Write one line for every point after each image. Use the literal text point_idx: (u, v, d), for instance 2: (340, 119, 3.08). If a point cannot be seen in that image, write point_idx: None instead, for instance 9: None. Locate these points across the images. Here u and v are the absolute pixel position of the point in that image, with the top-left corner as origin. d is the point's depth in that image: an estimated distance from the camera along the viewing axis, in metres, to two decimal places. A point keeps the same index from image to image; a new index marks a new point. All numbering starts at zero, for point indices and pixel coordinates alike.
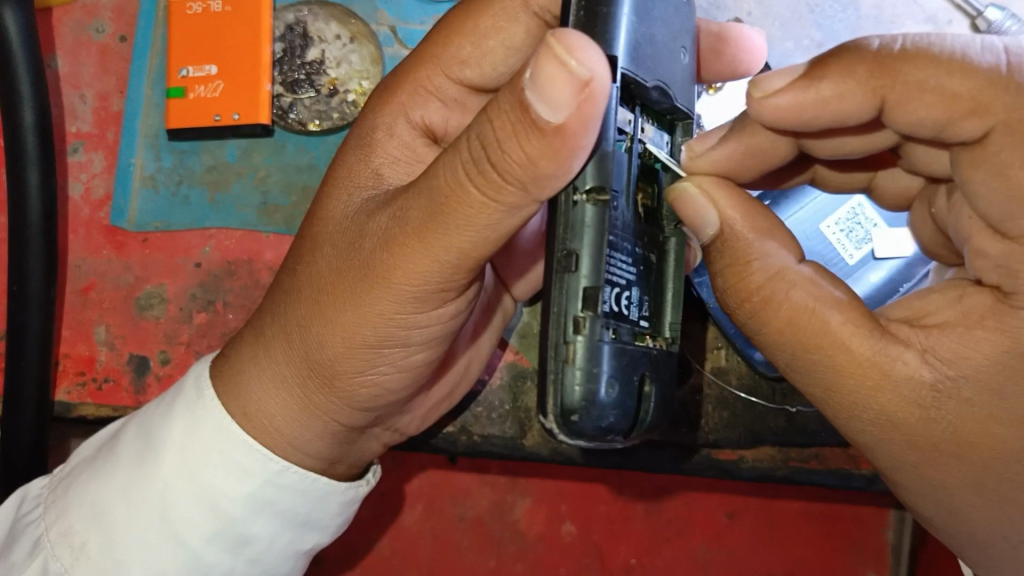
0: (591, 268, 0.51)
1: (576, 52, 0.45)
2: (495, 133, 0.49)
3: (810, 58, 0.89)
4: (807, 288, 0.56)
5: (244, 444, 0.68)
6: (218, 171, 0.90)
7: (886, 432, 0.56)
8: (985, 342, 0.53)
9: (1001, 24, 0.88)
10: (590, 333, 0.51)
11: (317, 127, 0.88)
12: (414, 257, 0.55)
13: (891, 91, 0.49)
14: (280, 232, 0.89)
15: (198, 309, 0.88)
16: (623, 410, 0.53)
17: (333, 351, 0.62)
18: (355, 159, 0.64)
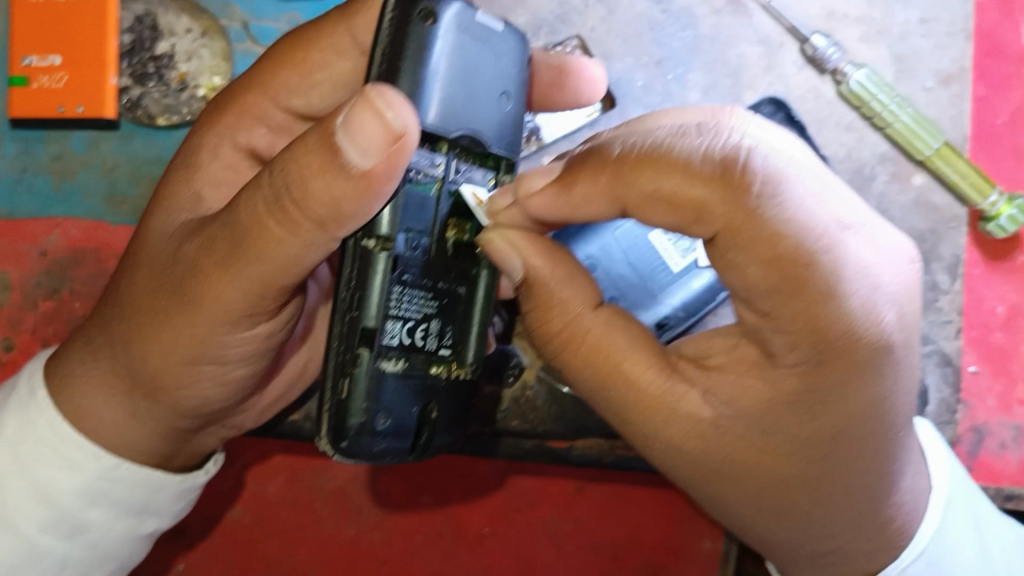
0: (372, 312, 0.58)
1: (394, 105, 0.50)
2: (301, 171, 0.52)
3: (648, 75, 0.94)
4: (602, 330, 0.62)
5: (75, 441, 0.69)
6: (63, 159, 0.90)
7: (676, 458, 0.64)
8: (750, 389, 0.59)
9: (826, 52, 0.95)
10: (365, 369, 0.59)
11: (166, 121, 0.90)
12: (221, 285, 0.59)
13: (627, 197, 0.57)
14: (127, 222, 0.89)
15: (43, 296, 0.88)
16: (399, 432, 0.62)
17: (155, 365, 0.65)
18: (178, 179, 0.66)
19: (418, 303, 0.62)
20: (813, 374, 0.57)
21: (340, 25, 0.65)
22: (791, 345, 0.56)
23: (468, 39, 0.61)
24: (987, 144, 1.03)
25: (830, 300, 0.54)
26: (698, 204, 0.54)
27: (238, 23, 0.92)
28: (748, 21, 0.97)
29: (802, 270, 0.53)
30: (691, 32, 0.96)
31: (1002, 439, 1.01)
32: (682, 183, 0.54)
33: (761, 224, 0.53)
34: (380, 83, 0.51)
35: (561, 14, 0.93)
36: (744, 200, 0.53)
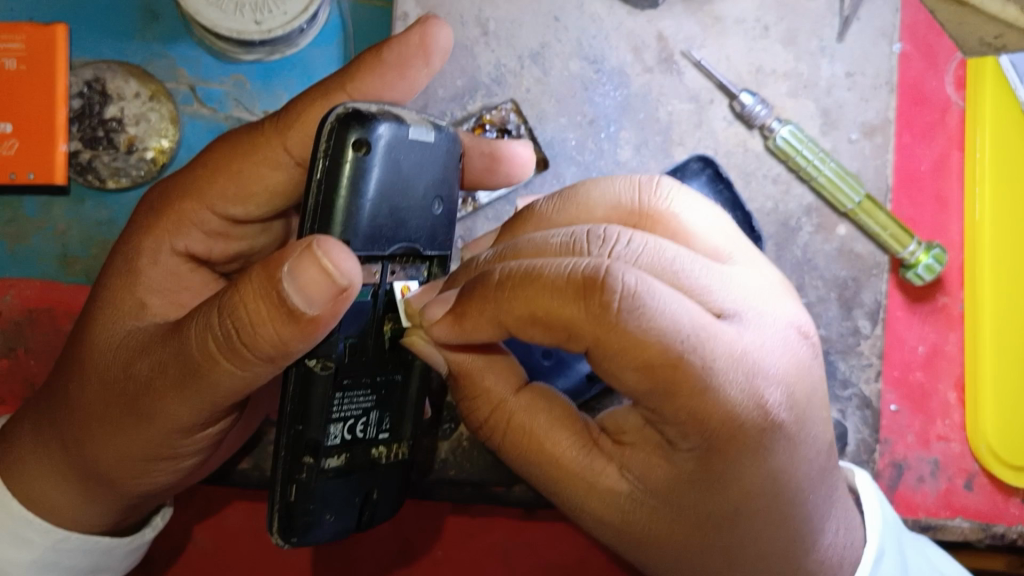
0: (314, 421, 0.63)
1: (336, 263, 0.55)
2: (248, 318, 0.57)
3: (581, 135, 0.98)
4: (523, 411, 0.64)
5: (28, 519, 0.75)
6: (17, 223, 0.94)
7: (601, 528, 0.65)
8: (659, 467, 0.61)
9: (752, 109, 0.99)
10: (310, 474, 0.63)
11: (115, 184, 0.93)
12: (177, 402, 0.64)
13: (506, 320, 0.58)
14: (79, 282, 0.93)
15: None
16: (344, 522, 0.66)
17: (110, 463, 0.70)
18: (118, 285, 0.72)
19: (358, 402, 0.65)
20: (706, 457, 0.59)
21: (275, 139, 0.72)
22: (682, 436, 0.58)
23: (401, 157, 0.63)
24: (912, 192, 1.06)
25: (705, 394, 0.56)
26: (569, 322, 0.56)
27: (185, 86, 0.95)
28: (678, 79, 1.01)
29: (675, 372, 0.55)
30: (623, 91, 1.00)
31: (921, 473, 1.03)
32: (551, 305, 0.56)
33: (629, 338, 0.54)
34: (321, 235, 0.55)
35: (497, 78, 0.98)
36: (607, 316, 0.55)
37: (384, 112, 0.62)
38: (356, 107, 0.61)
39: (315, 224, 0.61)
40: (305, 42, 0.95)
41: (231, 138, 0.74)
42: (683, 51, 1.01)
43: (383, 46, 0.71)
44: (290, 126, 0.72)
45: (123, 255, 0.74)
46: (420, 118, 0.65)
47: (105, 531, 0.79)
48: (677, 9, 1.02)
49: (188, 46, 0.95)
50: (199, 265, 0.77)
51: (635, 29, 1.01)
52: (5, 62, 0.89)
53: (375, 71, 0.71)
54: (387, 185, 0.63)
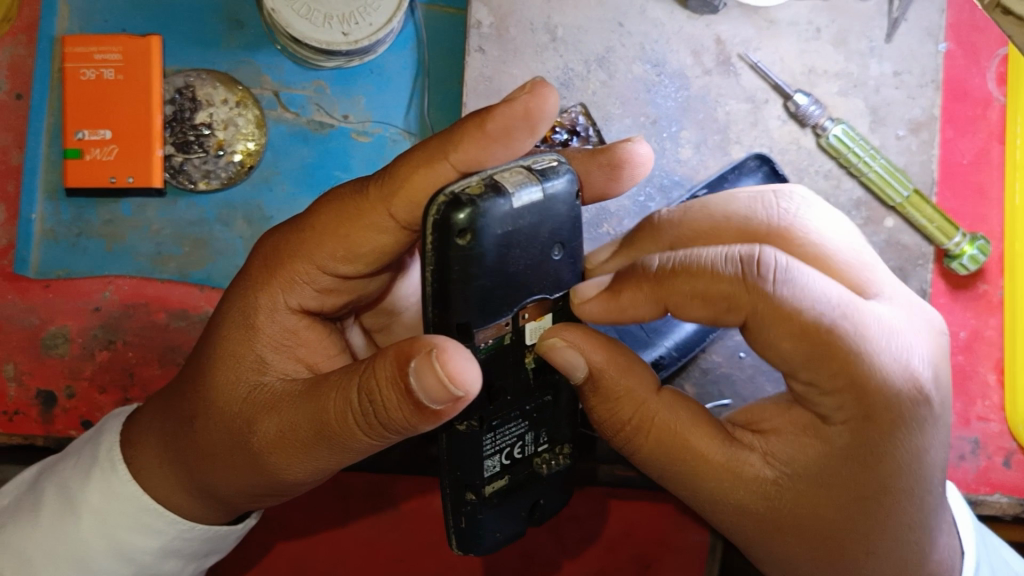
0: (469, 467, 0.74)
1: (455, 375, 0.65)
2: (382, 403, 0.68)
3: (644, 134, 1.04)
4: (666, 408, 0.76)
5: (154, 512, 0.84)
6: (114, 224, 0.99)
7: (739, 517, 0.76)
8: (810, 447, 0.73)
9: (807, 109, 1.04)
10: (474, 507, 0.75)
11: (206, 186, 0.98)
12: (301, 460, 0.74)
13: (672, 296, 0.73)
14: (174, 279, 0.99)
15: (100, 347, 0.98)
16: (515, 528, 0.78)
17: (231, 488, 0.81)
18: (238, 339, 0.75)
19: (508, 436, 0.75)
20: (859, 426, 0.71)
21: (378, 205, 0.72)
22: (839, 408, 0.71)
23: (507, 230, 0.67)
24: (955, 184, 1.11)
25: (859, 360, 0.70)
26: (729, 295, 0.71)
27: (269, 91, 1.00)
28: (736, 80, 1.06)
29: (834, 341, 0.70)
30: (683, 92, 1.05)
31: (961, 451, 1.09)
32: (713, 282, 0.72)
33: (789, 310, 0.70)
34: (444, 344, 0.65)
35: (563, 82, 1.03)
36: (767, 288, 0.70)
37: (484, 188, 0.65)
38: (454, 192, 0.65)
39: (436, 306, 0.67)
40: (383, 47, 0.99)
41: (335, 202, 0.74)
42: (740, 53, 1.06)
43: (487, 118, 0.69)
44: (393, 192, 0.71)
45: (238, 308, 0.76)
46: (525, 174, 0.68)
47: (219, 523, 0.88)
48: (733, 12, 1.07)
49: (272, 54, 1.00)
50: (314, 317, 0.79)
51: (694, 33, 1.06)
52: (104, 71, 0.94)
53: (479, 141, 0.70)
54: (501, 263, 0.68)
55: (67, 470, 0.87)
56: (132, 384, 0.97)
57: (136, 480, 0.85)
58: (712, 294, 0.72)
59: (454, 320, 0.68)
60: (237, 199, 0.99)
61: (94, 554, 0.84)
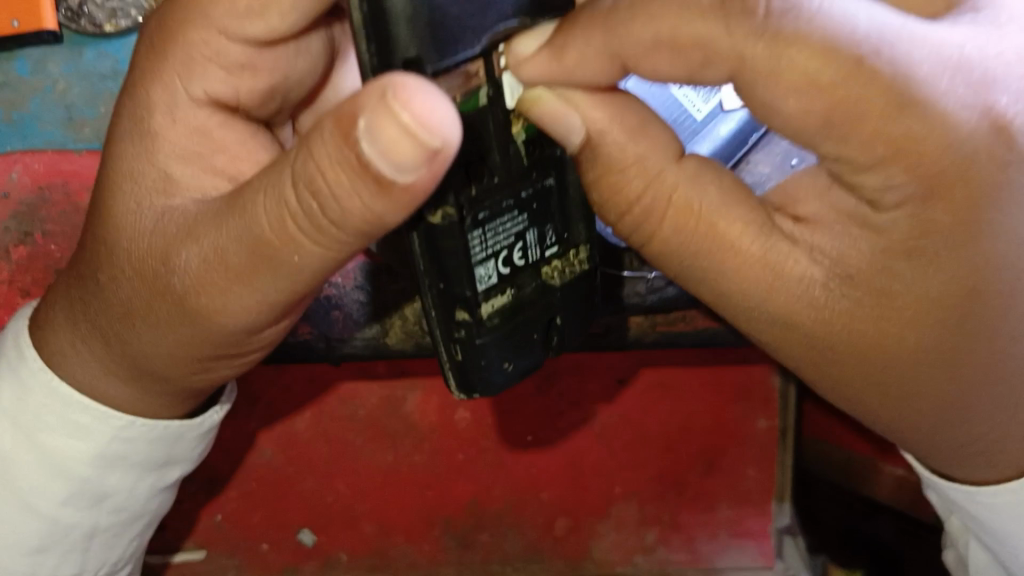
0: (457, 275, 0.52)
1: (426, 123, 0.43)
2: (328, 186, 0.46)
3: None
4: (690, 183, 0.52)
5: (81, 404, 0.62)
6: (11, 87, 0.82)
7: (786, 335, 0.54)
8: (862, 242, 0.50)
9: None
10: (472, 331, 0.53)
11: (113, 28, 0.80)
12: (239, 299, 0.52)
13: (625, 51, 0.49)
14: (92, 147, 0.81)
15: (13, 243, 0.80)
16: (532, 356, 0.57)
17: (161, 363, 0.58)
18: (134, 152, 0.55)
19: (505, 231, 0.54)
20: (923, 208, 0.47)
21: None
22: (892, 185, 0.47)
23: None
24: None
25: (903, 116, 0.45)
26: (705, 43, 0.47)
27: None
28: None
29: (860, 93, 0.45)
30: None
31: None
32: (682, 24, 0.47)
33: (791, 53, 0.45)
34: (401, 80, 0.43)
35: None
36: (753, 26, 0.45)
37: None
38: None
39: (375, 41, 0.45)
40: None
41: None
42: None
43: None
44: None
45: (129, 110, 0.56)
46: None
47: (175, 416, 0.65)
48: None
49: None
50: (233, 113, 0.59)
51: None
52: None
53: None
54: None
55: None
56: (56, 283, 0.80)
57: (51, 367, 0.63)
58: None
59: (401, 63, 0.46)
60: None
61: (19, 471, 0.64)
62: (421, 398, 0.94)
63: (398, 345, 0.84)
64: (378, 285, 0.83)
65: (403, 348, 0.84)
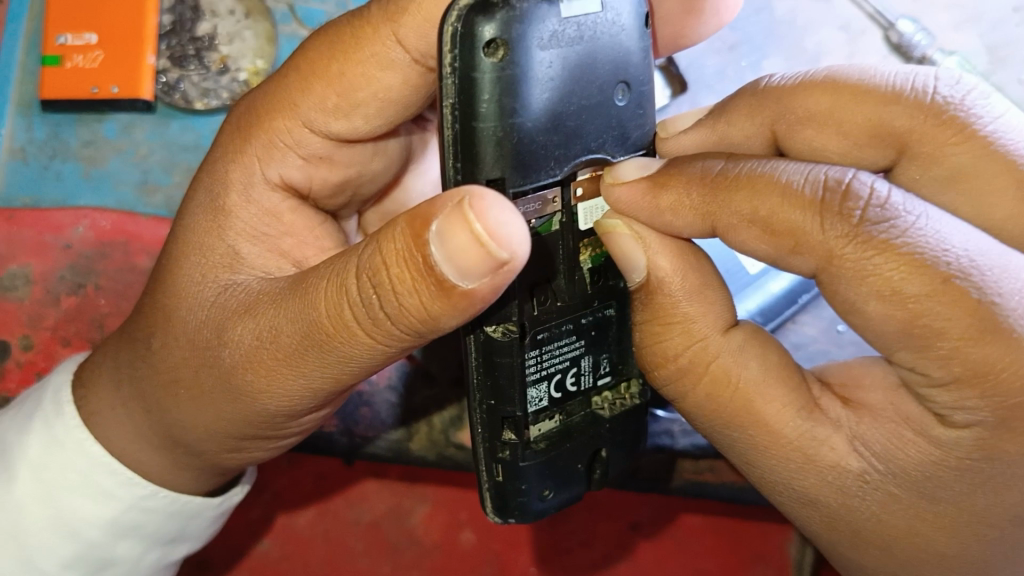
0: (508, 395, 0.52)
1: (497, 235, 0.43)
2: (391, 281, 0.45)
3: (722, 60, 0.86)
4: (733, 355, 0.51)
5: (108, 467, 0.62)
6: (95, 146, 0.85)
7: (803, 509, 0.52)
8: (913, 446, 0.47)
9: (913, 38, 0.85)
10: (516, 452, 0.54)
11: (204, 106, 0.84)
12: (286, 382, 0.52)
13: (720, 219, 0.49)
14: (158, 214, 0.83)
15: (66, 292, 0.81)
16: (572, 487, 0.57)
17: (198, 436, 0.57)
18: (205, 227, 0.57)
19: (558, 356, 0.55)
20: (993, 437, 0.44)
21: (385, 28, 0.57)
22: (961, 407, 0.44)
23: (558, 51, 0.48)
24: None
25: (987, 345, 0.42)
26: (799, 232, 0.46)
27: (283, 5, 0.87)
28: (828, 5, 0.89)
29: (947, 313, 0.43)
30: (766, 16, 0.88)
31: None
32: (780, 210, 0.47)
33: (875, 260, 0.44)
34: (476, 189, 0.43)
35: None
36: (844, 227, 0.45)
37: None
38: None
39: (460, 160, 0.48)
40: None
41: (330, 33, 0.59)
42: None
43: None
44: (402, 10, 0.56)
45: (207, 185, 0.59)
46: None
47: (197, 494, 0.65)
48: None
49: None
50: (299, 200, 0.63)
51: None
52: None
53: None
54: (550, 101, 0.49)
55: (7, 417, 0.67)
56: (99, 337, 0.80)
57: (86, 425, 0.62)
58: (869, 131, 0.51)
59: (483, 182, 0.48)
60: None
61: (30, 527, 0.62)
62: (429, 511, 0.87)
63: (420, 450, 0.83)
64: (411, 390, 0.83)
65: (426, 456, 0.83)
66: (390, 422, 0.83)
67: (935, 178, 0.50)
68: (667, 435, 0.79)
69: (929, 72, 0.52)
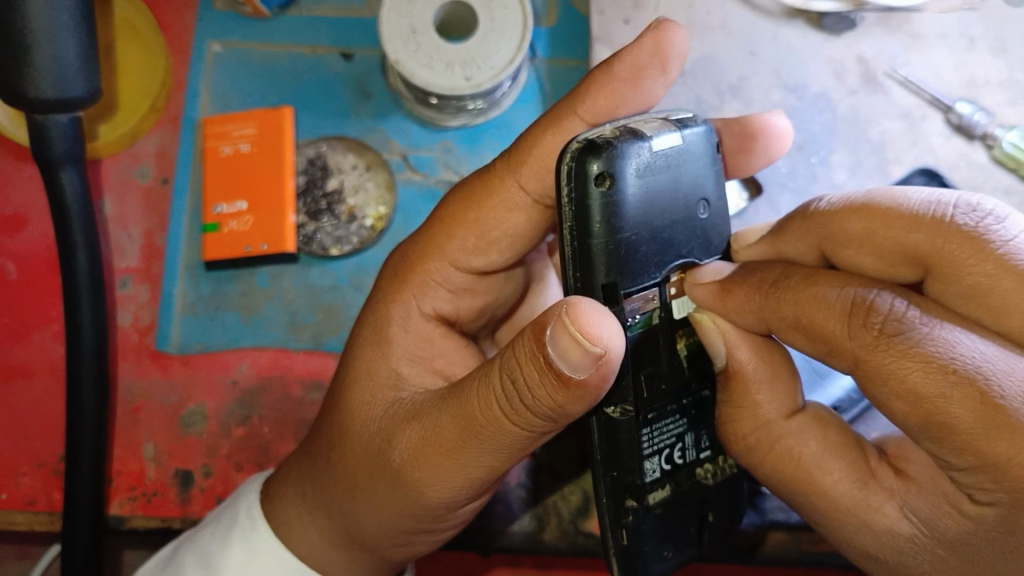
0: (630, 466, 0.63)
1: (590, 332, 0.51)
2: (526, 378, 0.55)
3: (792, 160, 0.95)
4: (794, 437, 0.62)
5: (301, 572, 0.72)
6: (250, 295, 0.98)
7: (870, 564, 0.61)
8: (951, 518, 0.56)
9: (973, 118, 0.93)
10: (638, 516, 0.63)
11: (338, 251, 0.98)
12: (446, 474, 0.61)
13: (770, 322, 0.61)
14: (308, 347, 0.97)
15: (236, 423, 0.94)
16: (685, 549, 0.66)
17: (374, 532, 0.68)
18: (371, 354, 0.69)
19: (669, 432, 0.65)
20: (1011, 515, 0.52)
21: (508, 179, 0.70)
22: (982, 487, 0.53)
23: (649, 178, 0.61)
24: None
25: (994, 439, 0.51)
26: (831, 338, 0.57)
27: (397, 154, 1.00)
28: (885, 97, 0.97)
29: (965, 418, 0.51)
30: (829, 115, 0.96)
31: None
32: (815, 320, 0.58)
33: (896, 365, 0.54)
34: (578, 303, 0.52)
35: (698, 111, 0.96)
36: (865, 339, 0.55)
37: (621, 133, 0.59)
38: (589, 138, 0.58)
39: (578, 271, 0.59)
40: (508, 103, 1.00)
41: (461, 191, 0.73)
42: (887, 71, 0.97)
43: (615, 59, 0.70)
44: (523, 162, 0.70)
45: (371, 321, 0.71)
46: (661, 122, 0.62)
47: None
48: (876, 29, 0.99)
49: (400, 119, 1.01)
50: (449, 327, 0.74)
51: (834, 54, 0.98)
52: (240, 146, 0.98)
53: (609, 87, 0.70)
54: (649, 219, 0.61)
55: (204, 536, 0.75)
56: (268, 460, 0.92)
57: (280, 538, 0.73)
58: (896, 249, 0.58)
59: (600, 286, 0.59)
60: (370, 261, 0.98)
61: None
62: None
63: (552, 540, 0.90)
64: (538, 488, 0.91)
65: (558, 545, 0.90)
66: (520, 515, 0.91)
67: (957, 292, 0.55)
68: (781, 509, 0.86)
69: (953, 197, 0.58)
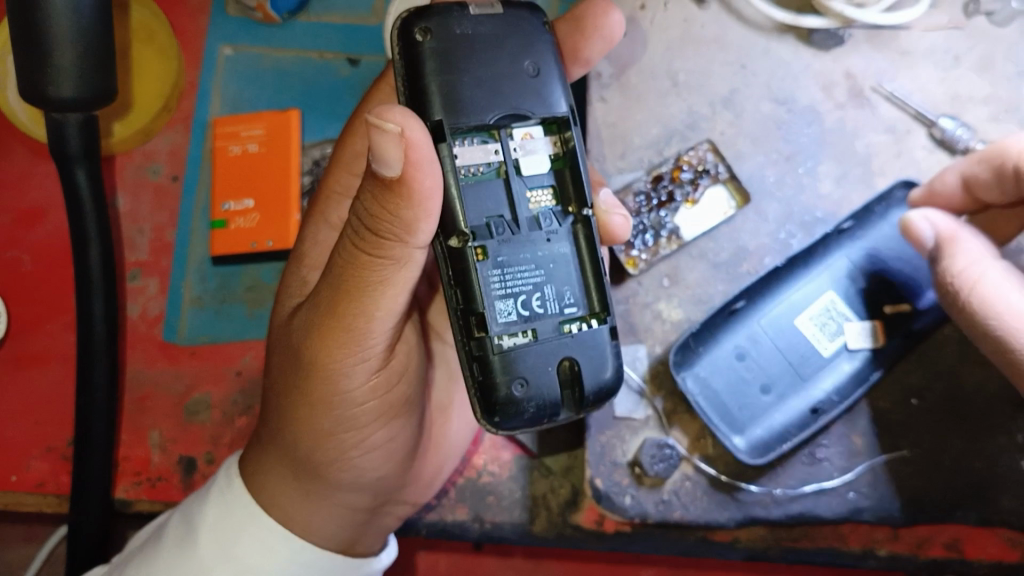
0: (474, 292, 0.64)
1: (388, 117, 0.58)
2: (367, 202, 0.63)
3: (780, 170, 0.98)
4: None
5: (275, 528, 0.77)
6: (256, 289, 1.01)
7: None
8: None
9: (954, 133, 0.96)
10: (483, 348, 0.64)
11: None
12: (332, 339, 0.70)
13: None
14: None
15: (239, 412, 0.97)
16: (548, 367, 0.65)
17: (300, 426, 0.76)
18: (291, 272, 0.83)
19: (525, 271, 0.66)
20: None
21: None
22: None
23: (491, 101, 0.66)
24: None
25: None
26: None
27: None
28: (872, 112, 1.00)
29: None
30: (817, 127, 1.00)
31: None
32: None
33: None
34: (384, 107, 0.59)
35: (690, 121, 1.00)
36: None
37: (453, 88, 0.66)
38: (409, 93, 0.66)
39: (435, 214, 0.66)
40: None
41: None
42: (873, 86, 1.01)
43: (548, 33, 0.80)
44: None
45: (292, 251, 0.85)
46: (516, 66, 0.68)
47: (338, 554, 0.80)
48: (863, 46, 1.02)
49: None
50: None
51: (822, 69, 1.01)
52: (248, 146, 1.02)
53: None
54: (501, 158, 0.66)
55: (190, 501, 0.80)
56: None
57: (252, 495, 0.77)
58: None
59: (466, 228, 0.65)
60: None
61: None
62: None
63: (542, 532, 0.92)
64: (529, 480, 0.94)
65: (547, 536, 0.92)
66: (512, 506, 0.93)
67: None
68: (761, 505, 0.89)
69: None
